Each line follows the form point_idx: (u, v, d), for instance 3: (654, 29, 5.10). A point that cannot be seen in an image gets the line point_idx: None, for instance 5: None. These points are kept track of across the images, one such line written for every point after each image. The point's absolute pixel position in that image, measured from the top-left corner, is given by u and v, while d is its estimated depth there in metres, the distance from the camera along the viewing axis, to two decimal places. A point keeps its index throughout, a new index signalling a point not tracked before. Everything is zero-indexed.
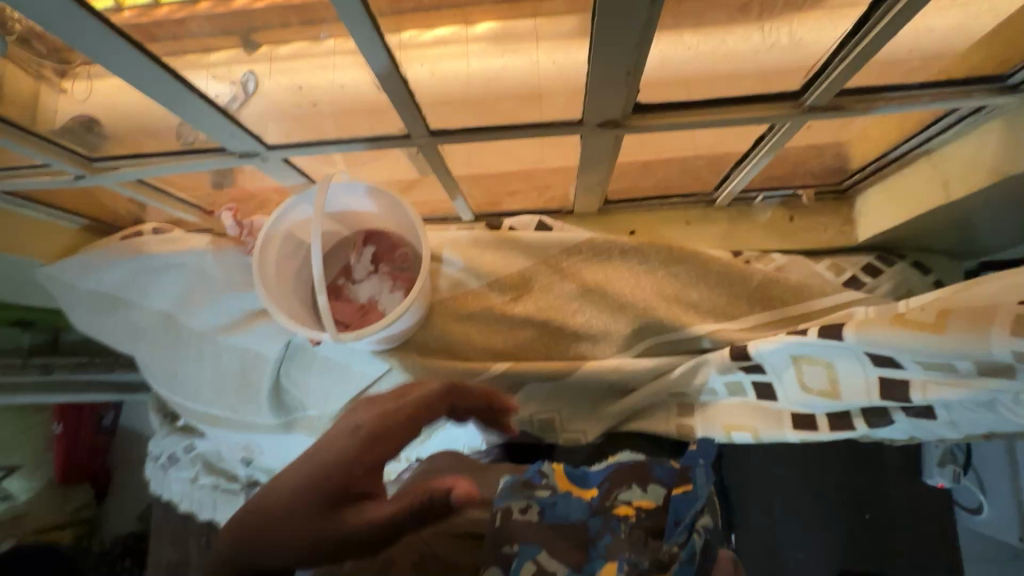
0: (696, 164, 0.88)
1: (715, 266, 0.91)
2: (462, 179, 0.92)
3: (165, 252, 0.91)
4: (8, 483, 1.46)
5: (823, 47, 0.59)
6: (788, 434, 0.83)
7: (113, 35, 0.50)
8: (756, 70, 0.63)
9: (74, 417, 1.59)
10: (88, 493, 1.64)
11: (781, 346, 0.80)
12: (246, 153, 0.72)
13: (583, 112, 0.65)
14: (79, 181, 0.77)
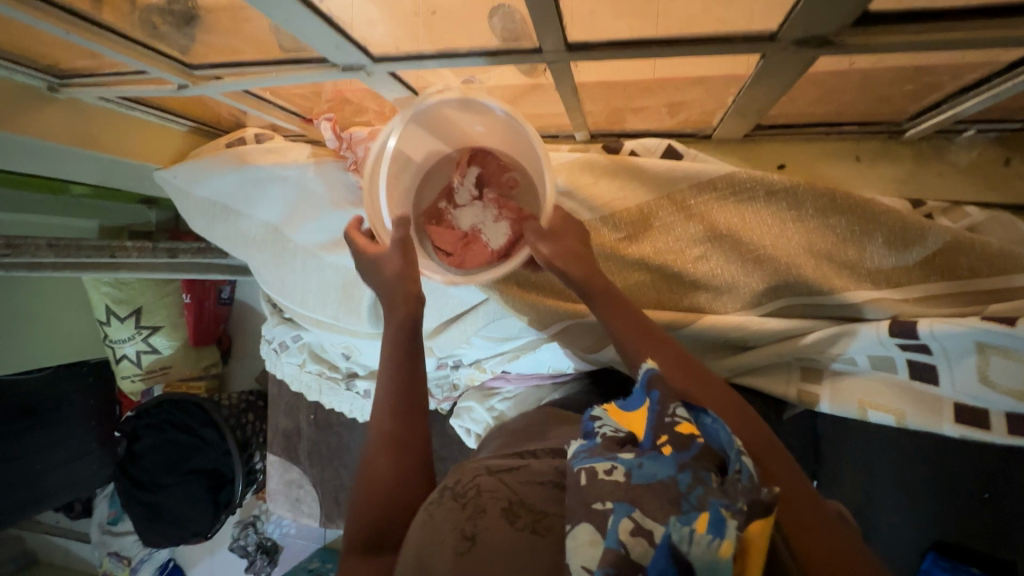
0: (899, 83, 0.67)
1: (889, 219, 0.74)
2: (584, 94, 0.78)
3: (268, 163, 0.89)
4: (154, 340, 1.70)
5: None
6: (946, 428, 0.72)
7: None
8: None
9: (198, 290, 1.73)
10: (215, 353, 1.88)
11: (968, 334, 0.67)
12: (350, 66, 0.62)
13: (782, 26, 0.47)
14: (181, 91, 0.73)
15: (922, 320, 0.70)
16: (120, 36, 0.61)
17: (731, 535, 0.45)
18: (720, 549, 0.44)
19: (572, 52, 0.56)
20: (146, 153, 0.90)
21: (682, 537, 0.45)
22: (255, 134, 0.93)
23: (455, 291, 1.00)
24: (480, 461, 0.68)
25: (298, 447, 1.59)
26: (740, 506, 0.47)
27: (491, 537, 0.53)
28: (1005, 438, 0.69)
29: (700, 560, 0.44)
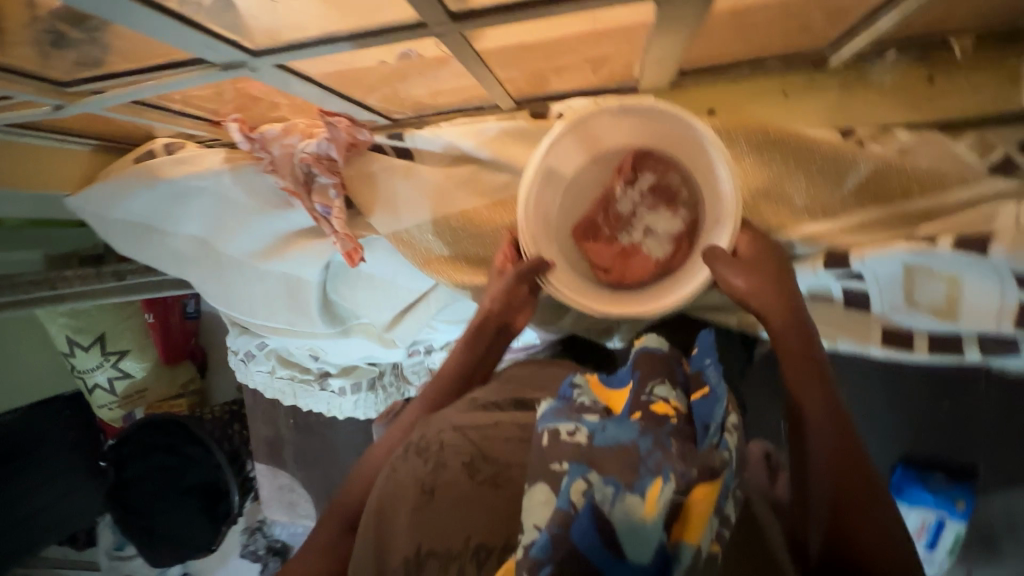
0: None
1: (821, 150, 0.73)
2: (498, 61, 0.75)
3: (183, 175, 0.85)
4: (124, 364, 1.56)
5: None
6: (872, 349, 0.75)
7: None
8: None
9: (162, 307, 1.59)
10: (190, 369, 1.73)
11: (896, 256, 0.68)
12: (231, 64, 0.59)
13: None
14: (60, 112, 0.68)
15: (854, 250, 0.72)
16: None
17: (658, 500, 0.44)
18: (641, 514, 0.43)
19: (459, 22, 0.53)
20: (51, 183, 0.84)
21: (605, 499, 0.44)
22: (166, 145, 0.87)
23: (402, 280, 0.93)
24: (449, 413, 0.63)
25: (283, 452, 1.58)
26: (692, 479, 0.45)
27: (447, 491, 0.51)
28: (925, 355, 0.72)
29: (621, 522, 0.43)
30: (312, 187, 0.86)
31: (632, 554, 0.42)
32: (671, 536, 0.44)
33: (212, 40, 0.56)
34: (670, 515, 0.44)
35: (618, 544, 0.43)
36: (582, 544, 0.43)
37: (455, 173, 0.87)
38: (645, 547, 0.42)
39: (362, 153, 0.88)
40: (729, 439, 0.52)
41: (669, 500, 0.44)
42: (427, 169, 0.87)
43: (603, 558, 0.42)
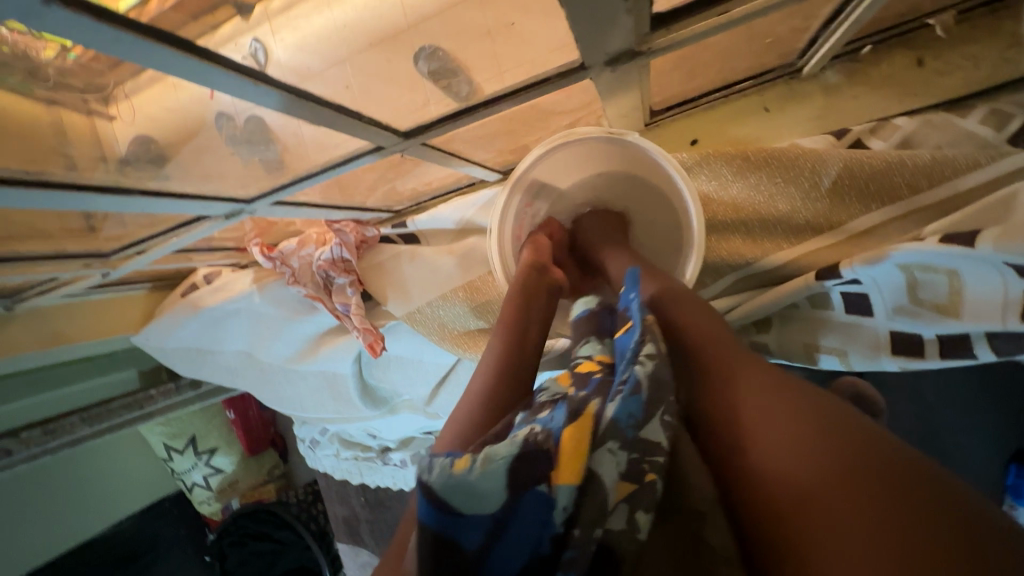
0: (764, 30, 0.65)
1: (811, 160, 0.71)
2: (473, 143, 0.79)
3: (219, 301, 0.94)
4: (217, 461, 1.66)
5: None
6: (885, 362, 0.67)
7: (34, 189, 0.50)
8: None
9: (240, 404, 1.72)
10: (275, 455, 1.81)
11: (885, 260, 0.63)
12: (230, 212, 0.71)
13: (580, 56, 0.48)
14: (108, 276, 0.79)
15: (843, 262, 0.67)
16: (36, 259, 0.68)
17: (485, 453, 0.35)
18: (456, 465, 0.35)
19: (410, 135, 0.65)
20: (115, 329, 0.96)
21: (423, 466, 0.36)
22: (205, 276, 0.97)
23: (429, 356, 0.94)
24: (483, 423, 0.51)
25: (360, 530, 1.59)
26: (557, 422, 0.38)
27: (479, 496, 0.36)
28: (939, 362, 0.64)
29: (438, 482, 0.34)
30: (331, 288, 0.91)
31: (468, 510, 0.33)
32: (549, 484, 0.34)
33: (208, 201, 0.66)
34: (520, 460, 0.35)
35: (444, 503, 0.33)
36: (422, 518, 0.33)
37: (458, 249, 0.91)
38: (479, 498, 0.33)
39: (373, 248, 0.94)
40: (640, 365, 0.42)
41: (508, 452, 0.35)
42: (431, 250, 0.92)
43: (441, 524, 0.33)
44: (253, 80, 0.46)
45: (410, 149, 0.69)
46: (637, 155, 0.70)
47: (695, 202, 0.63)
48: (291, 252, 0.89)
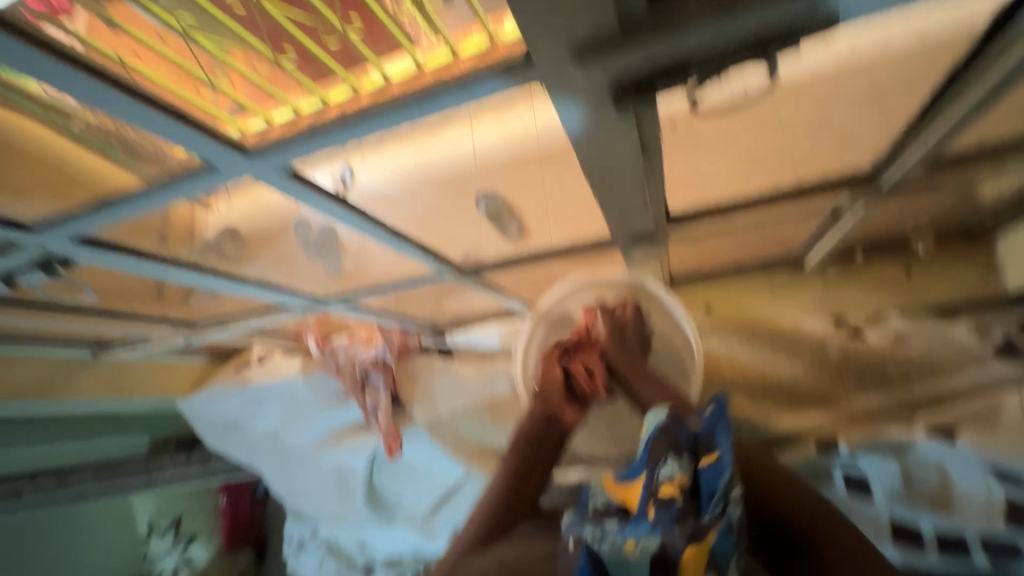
0: (772, 235, 0.79)
1: (808, 342, 0.83)
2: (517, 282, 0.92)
3: (265, 382, 1.03)
4: (191, 551, 1.54)
5: (872, 142, 0.50)
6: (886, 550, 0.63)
7: (210, 276, 0.64)
8: (801, 174, 0.55)
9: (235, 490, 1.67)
10: (252, 555, 1.68)
11: (878, 446, 0.70)
12: (310, 306, 0.84)
13: (613, 232, 0.60)
14: (190, 343, 0.92)
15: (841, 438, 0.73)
16: (142, 319, 0.81)
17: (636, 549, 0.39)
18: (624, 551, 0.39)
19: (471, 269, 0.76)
20: (169, 389, 1.06)
21: (592, 537, 0.41)
22: (259, 356, 1.08)
23: (440, 469, 0.98)
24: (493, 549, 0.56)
25: None
26: (676, 542, 0.38)
27: None
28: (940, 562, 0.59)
29: (608, 556, 0.40)
30: (365, 386, 1.00)
31: None
32: None
33: (296, 295, 0.79)
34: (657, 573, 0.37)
35: None
36: None
37: (486, 369, 0.99)
38: None
39: (410, 355, 1.04)
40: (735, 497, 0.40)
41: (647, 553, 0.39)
42: (461, 366, 1.00)
43: None
44: (394, 232, 0.60)
45: (466, 283, 0.83)
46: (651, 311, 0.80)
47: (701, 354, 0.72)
48: (340, 347, 1.01)
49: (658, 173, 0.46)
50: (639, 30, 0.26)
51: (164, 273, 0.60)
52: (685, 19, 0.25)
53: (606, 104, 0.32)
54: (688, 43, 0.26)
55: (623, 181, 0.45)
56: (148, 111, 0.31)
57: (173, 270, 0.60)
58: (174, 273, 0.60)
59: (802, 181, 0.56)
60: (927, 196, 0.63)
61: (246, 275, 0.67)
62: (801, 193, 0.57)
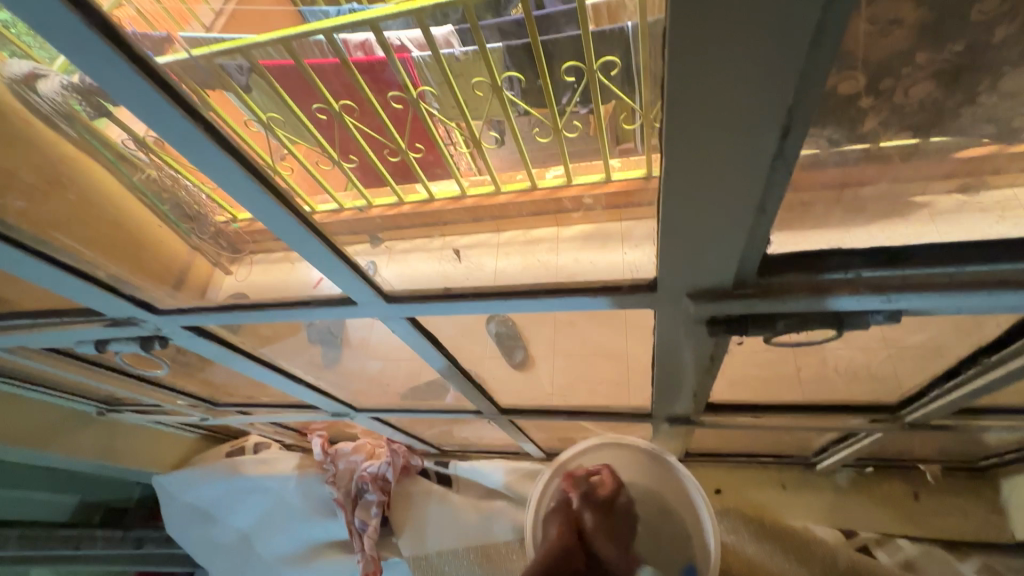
0: (791, 436, 0.82)
1: (819, 552, 0.81)
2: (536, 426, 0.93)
3: (257, 475, 1.00)
4: None
5: (900, 384, 0.56)
6: None
7: (263, 367, 0.67)
8: (831, 395, 0.60)
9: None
10: None
11: None
12: (338, 412, 0.86)
13: (652, 407, 0.64)
14: (203, 419, 0.93)
15: None
16: (171, 390, 0.81)
17: None
18: None
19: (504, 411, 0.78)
20: (154, 462, 1.02)
21: None
22: (255, 444, 1.06)
23: None
24: None
25: None
26: None
27: None
28: None
29: None
30: (357, 500, 0.97)
31: None
32: None
33: (327, 399, 0.81)
34: None
35: None
36: None
37: (484, 507, 0.97)
38: None
39: (410, 475, 1.02)
40: None
41: None
42: (459, 498, 0.99)
43: None
44: (455, 370, 0.63)
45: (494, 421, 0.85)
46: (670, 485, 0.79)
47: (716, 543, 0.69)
48: (343, 453, 0.99)
49: (713, 373, 0.52)
50: (744, 290, 0.33)
51: (226, 359, 0.63)
52: (783, 288, 0.32)
53: (700, 327, 0.38)
54: (784, 304, 0.33)
55: (682, 372, 0.51)
56: (308, 239, 0.37)
57: (236, 359, 0.63)
58: (236, 360, 0.63)
59: (831, 402, 0.62)
60: (942, 435, 0.68)
61: (294, 372, 0.71)
62: (829, 410, 0.62)
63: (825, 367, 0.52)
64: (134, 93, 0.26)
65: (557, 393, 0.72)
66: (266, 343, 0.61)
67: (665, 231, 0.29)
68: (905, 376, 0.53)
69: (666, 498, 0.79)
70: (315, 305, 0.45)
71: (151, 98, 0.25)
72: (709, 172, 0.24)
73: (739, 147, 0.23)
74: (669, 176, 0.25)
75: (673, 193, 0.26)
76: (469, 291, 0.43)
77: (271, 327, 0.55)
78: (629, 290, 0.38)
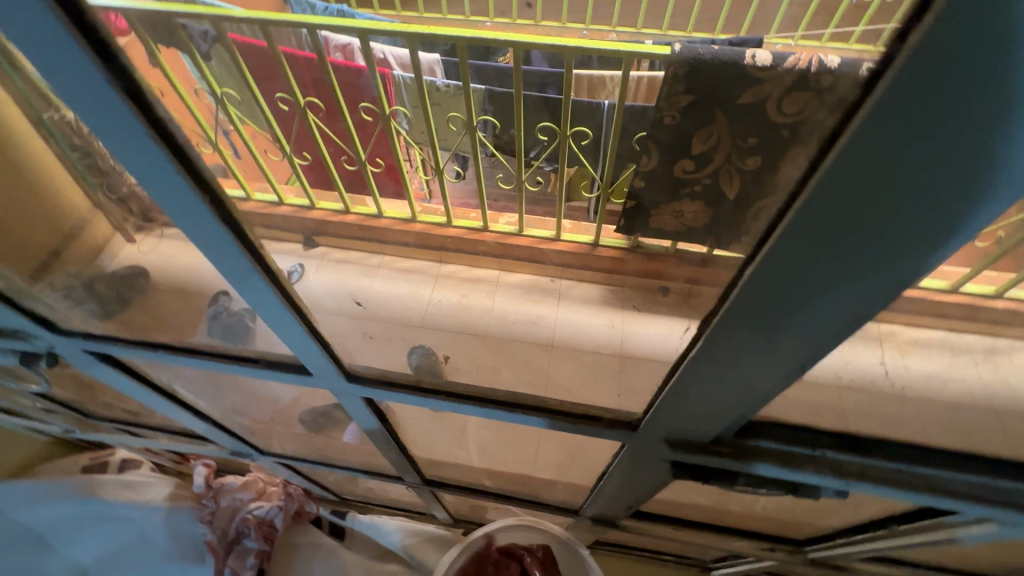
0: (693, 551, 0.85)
1: None
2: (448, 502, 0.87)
3: (120, 502, 0.89)
4: None
5: (815, 528, 0.60)
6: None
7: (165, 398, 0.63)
8: (747, 526, 0.65)
9: None
10: None
11: None
12: (239, 451, 0.80)
13: (582, 505, 0.67)
14: (68, 431, 0.84)
15: None
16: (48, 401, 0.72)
17: None
18: None
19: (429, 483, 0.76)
20: None
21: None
22: (120, 462, 0.94)
23: None
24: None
25: None
26: None
27: None
28: None
29: None
30: (234, 546, 0.87)
31: None
32: None
33: (230, 436, 0.75)
34: None
35: None
36: None
37: (376, 570, 0.90)
38: None
39: (301, 523, 0.93)
40: None
41: None
42: (350, 557, 0.91)
43: None
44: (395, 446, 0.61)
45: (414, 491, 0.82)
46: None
47: None
48: (229, 487, 0.90)
49: (643, 496, 0.54)
50: (719, 448, 0.34)
51: (117, 382, 0.58)
52: (756, 455, 0.33)
53: (664, 463, 0.39)
54: (755, 469, 0.34)
55: (619, 487, 0.53)
56: (267, 291, 0.31)
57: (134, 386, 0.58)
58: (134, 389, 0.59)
59: (746, 527, 0.66)
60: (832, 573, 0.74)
61: (194, 402, 0.67)
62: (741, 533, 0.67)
63: (749, 502, 0.56)
64: (118, 127, 0.20)
65: (488, 472, 0.74)
66: (176, 375, 0.57)
67: (671, 392, 0.29)
68: (816, 521, 0.58)
69: None
70: (263, 368, 0.42)
71: (175, 184, 0.22)
72: (772, 314, 0.21)
73: (825, 303, 0.20)
74: (731, 312, 0.22)
75: (723, 328, 0.23)
76: (439, 389, 0.41)
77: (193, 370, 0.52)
78: (590, 428, 0.38)
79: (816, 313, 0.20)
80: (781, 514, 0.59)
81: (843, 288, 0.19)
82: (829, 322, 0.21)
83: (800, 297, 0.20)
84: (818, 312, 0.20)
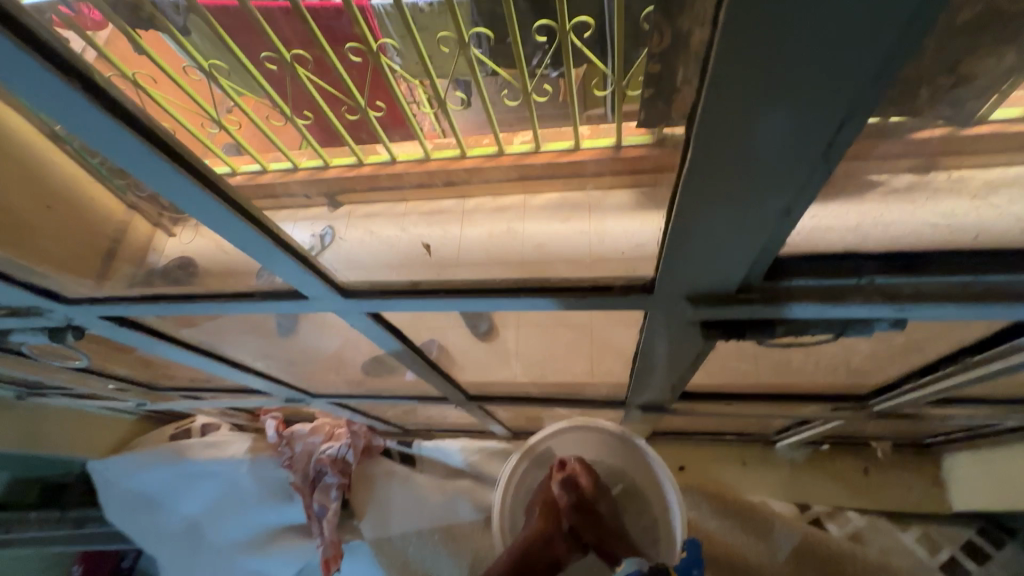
0: (754, 425, 0.85)
1: (760, 513, 0.92)
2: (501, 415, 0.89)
3: (208, 460, 0.97)
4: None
5: (877, 380, 0.57)
6: None
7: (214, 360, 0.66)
8: (804, 390, 0.62)
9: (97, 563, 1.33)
10: None
11: None
12: (295, 398, 0.84)
13: (627, 396, 0.67)
14: (143, 404, 0.91)
15: None
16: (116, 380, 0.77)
17: None
18: None
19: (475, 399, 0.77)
20: (91, 448, 0.97)
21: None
22: (201, 426, 1.02)
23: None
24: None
25: None
26: None
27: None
28: None
29: None
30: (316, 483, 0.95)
31: None
32: None
33: (281, 385, 0.79)
34: None
35: None
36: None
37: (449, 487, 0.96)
38: None
39: (372, 457, 0.99)
40: None
41: None
42: (422, 479, 0.97)
43: None
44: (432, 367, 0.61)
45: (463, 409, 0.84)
46: (632, 467, 0.80)
47: (680, 508, 0.72)
48: (300, 434, 0.97)
49: (686, 373, 0.52)
50: (749, 296, 0.30)
51: (158, 349, 0.60)
52: (792, 294, 0.29)
53: (693, 326, 0.36)
54: (790, 311, 0.30)
55: (657, 367, 0.51)
56: (216, 205, 0.29)
57: (175, 350, 0.60)
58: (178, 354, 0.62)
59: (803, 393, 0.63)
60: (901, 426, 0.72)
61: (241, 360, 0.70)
62: (799, 400, 0.64)
63: (803, 365, 0.53)
64: None
65: (532, 382, 0.73)
66: (208, 334, 0.58)
67: (673, 234, 0.25)
68: (879, 373, 0.55)
69: (631, 478, 0.80)
70: (264, 299, 0.41)
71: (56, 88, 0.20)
72: (761, 96, 0.17)
73: (829, 49, 0.15)
74: (714, 99, 0.17)
75: (711, 128, 0.19)
76: (439, 288, 0.39)
77: (217, 322, 0.53)
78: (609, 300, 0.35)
79: (814, 74, 0.16)
80: (839, 372, 0.56)
81: (852, 18, 0.14)
82: (839, 84, 0.16)
83: (788, 58, 0.15)
84: (820, 71, 0.16)
